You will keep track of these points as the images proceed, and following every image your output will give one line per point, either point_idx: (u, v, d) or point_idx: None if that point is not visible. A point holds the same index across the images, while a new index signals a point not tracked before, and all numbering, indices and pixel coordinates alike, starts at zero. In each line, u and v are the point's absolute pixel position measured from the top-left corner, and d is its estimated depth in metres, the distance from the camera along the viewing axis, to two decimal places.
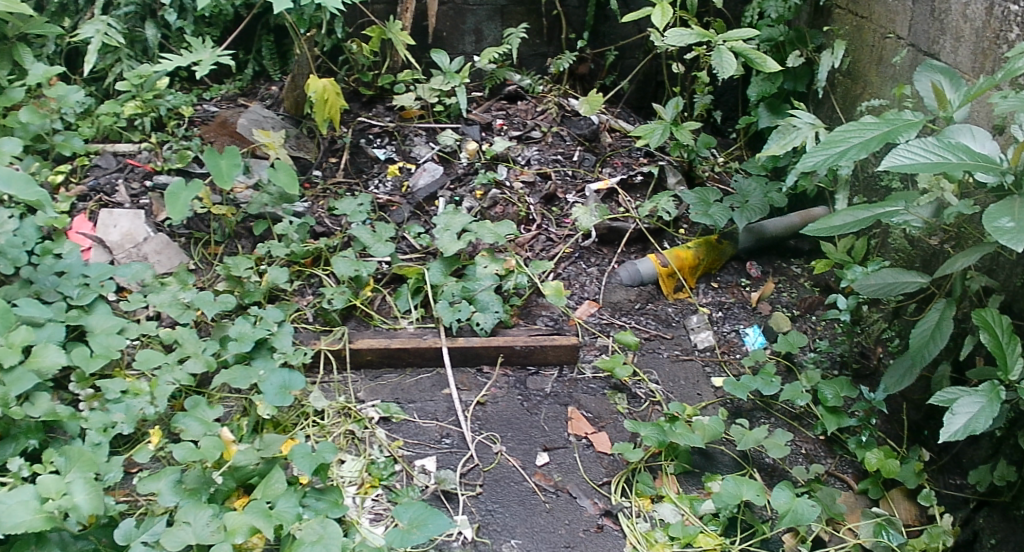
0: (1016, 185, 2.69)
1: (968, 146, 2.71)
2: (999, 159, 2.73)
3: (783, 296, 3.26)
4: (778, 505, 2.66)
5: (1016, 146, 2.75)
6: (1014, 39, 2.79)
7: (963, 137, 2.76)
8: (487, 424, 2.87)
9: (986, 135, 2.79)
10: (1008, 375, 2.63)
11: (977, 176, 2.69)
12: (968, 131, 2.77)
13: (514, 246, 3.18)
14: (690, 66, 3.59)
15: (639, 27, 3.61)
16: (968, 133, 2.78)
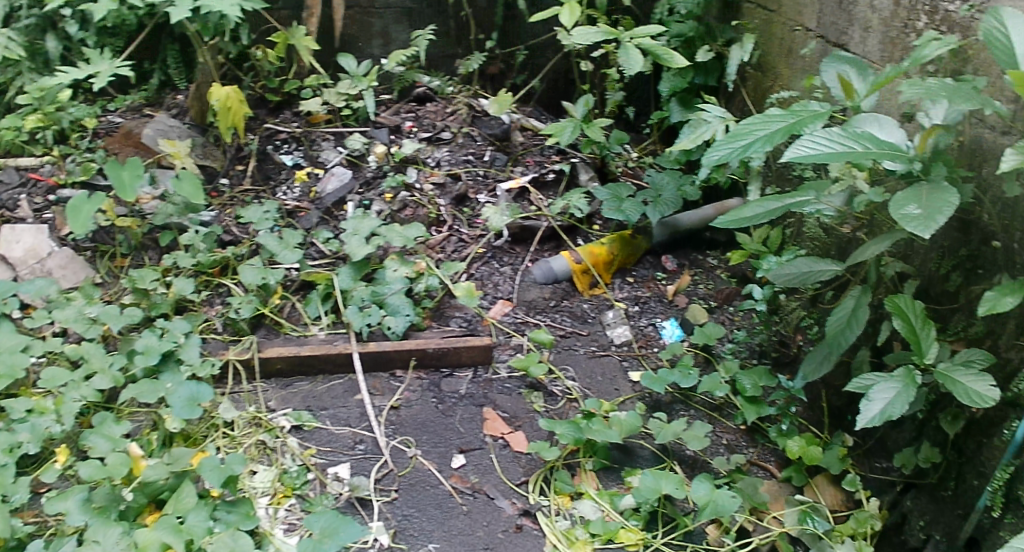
0: (925, 172, 2.74)
1: (873, 135, 2.73)
2: (906, 147, 2.78)
3: (700, 288, 3.27)
4: (698, 498, 2.67)
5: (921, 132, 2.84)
6: (922, 27, 2.85)
7: (869, 125, 2.80)
8: (401, 428, 2.83)
9: (893, 122, 2.83)
10: (923, 359, 2.73)
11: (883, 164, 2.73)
12: (874, 119, 2.80)
13: (425, 248, 3.14)
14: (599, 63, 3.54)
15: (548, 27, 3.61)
16: (875, 121, 2.81)
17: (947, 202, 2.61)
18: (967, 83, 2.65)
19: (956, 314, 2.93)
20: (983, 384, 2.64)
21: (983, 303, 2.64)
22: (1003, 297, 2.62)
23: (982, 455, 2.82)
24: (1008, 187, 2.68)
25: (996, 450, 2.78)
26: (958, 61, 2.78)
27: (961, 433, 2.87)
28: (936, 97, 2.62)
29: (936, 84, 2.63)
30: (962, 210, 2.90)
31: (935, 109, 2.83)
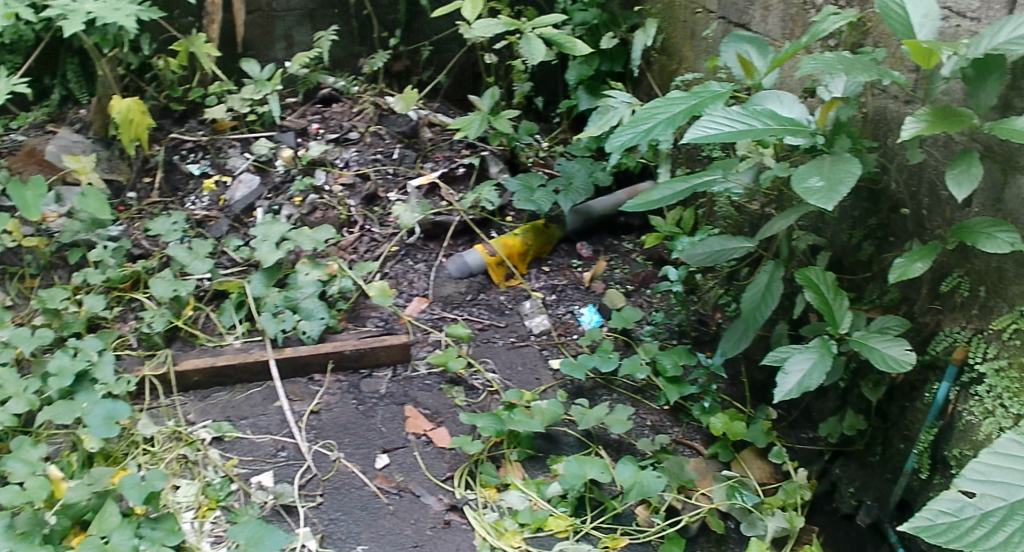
0: (828, 145, 2.70)
1: (773, 112, 2.67)
2: (807, 122, 2.72)
3: (616, 273, 3.29)
4: (623, 481, 2.68)
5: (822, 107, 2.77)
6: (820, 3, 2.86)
7: (770, 102, 2.73)
8: (322, 432, 2.82)
9: (794, 98, 2.76)
10: (838, 329, 2.70)
11: (786, 140, 2.66)
12: (775, 96, 2.74)
13: (337, 250, 3.13)
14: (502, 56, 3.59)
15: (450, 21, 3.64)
16: (776, 98, 2.74)
17: (850, 173, 2.54)
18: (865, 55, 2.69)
19: (870, 282, 2.99)
20: (899, 349, 2.67)
21: (894, 269, 2.68)
22: (912, 263, 2.65)
23: (906, 419, 2.89)
24: (911, 154, 2.68)
25: (919, 413, 2.85)
26: (857, 34, 2.90)
27: (884, 399, 2.95)
28: (835, 70, 2.63)
29: (833, 57, 2.65)
30: (870, 181, 2.95)
31: (835, 82, 2.78)
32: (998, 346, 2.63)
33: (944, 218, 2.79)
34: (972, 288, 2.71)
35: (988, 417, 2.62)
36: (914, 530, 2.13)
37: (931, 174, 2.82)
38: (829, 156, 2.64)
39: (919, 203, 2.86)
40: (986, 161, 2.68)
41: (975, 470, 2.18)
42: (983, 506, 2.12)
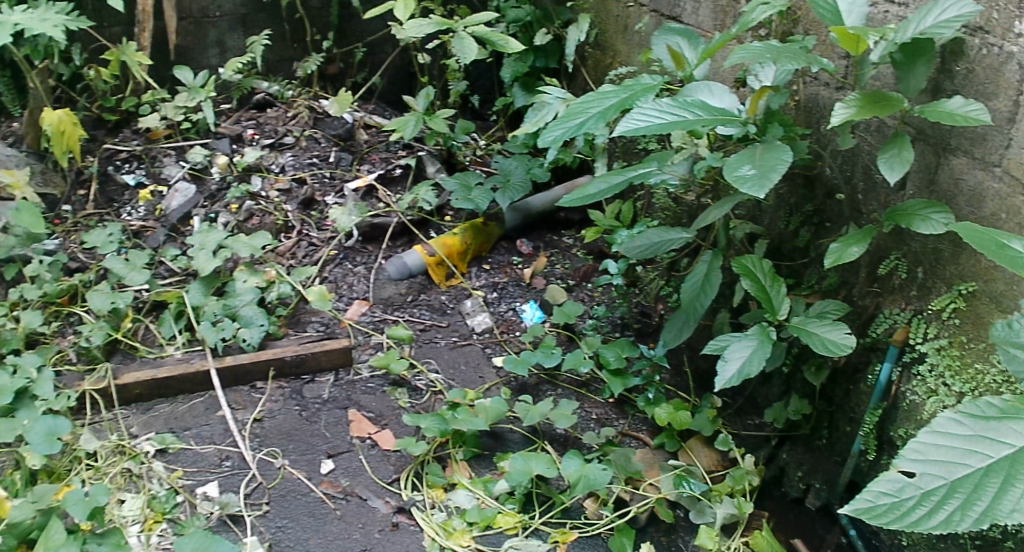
0: (760, 134, 2.63)
1: (704, 103, 2.60)
2: (738, 112, 2.65)
3: (557, 268, 3.30)
4: (569, 475, 2.68)
5: (751, 96, 2.70)
6: None
7: (700, 93, 2.65)
8: (266, 440, 2.80)
9: (725, 89, 2.69)
10: (776, 317, 2.62)
11: (718, 130, 2.59)
12: (705, 86, 2.66)
13: (274, 256, 3.12)
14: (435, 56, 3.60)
15: (383, 23, 3.65)
16: (706, 88, 2.67)
17: (781, 160, 2.46)
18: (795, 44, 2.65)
19: (809, 268, 3.00)
20: (839, 333, 2.62)
21: (829, 255, 2.63)
22: (848, 248, 2.60)
23: (851, 401, 2.92)
24: (842, 140, 2.64)
25: (863, 396, 2.88)
26: (788, 22, 2.89)
27: (827, 383, 2.97)
28: (763, 59, 2.58)
29: (761, 47, 2.60)
30: (805, 167, 2.95)
31: (763, 70, 2.72)
32: (938, 326, 2.68)
33: (879, 202, 2.80)
34: (909, 270, 2.75)
35: (932, 396, 2.66)
36: (855, 514, 2.01)
37: (866, 158, 2.82)
38: (761, 143, 2.56)
39: (854, 188, 2.86)
40: (919, 144, 2.72)
41: (915, 449, 2.03)
42: (924, 485, 1.99)
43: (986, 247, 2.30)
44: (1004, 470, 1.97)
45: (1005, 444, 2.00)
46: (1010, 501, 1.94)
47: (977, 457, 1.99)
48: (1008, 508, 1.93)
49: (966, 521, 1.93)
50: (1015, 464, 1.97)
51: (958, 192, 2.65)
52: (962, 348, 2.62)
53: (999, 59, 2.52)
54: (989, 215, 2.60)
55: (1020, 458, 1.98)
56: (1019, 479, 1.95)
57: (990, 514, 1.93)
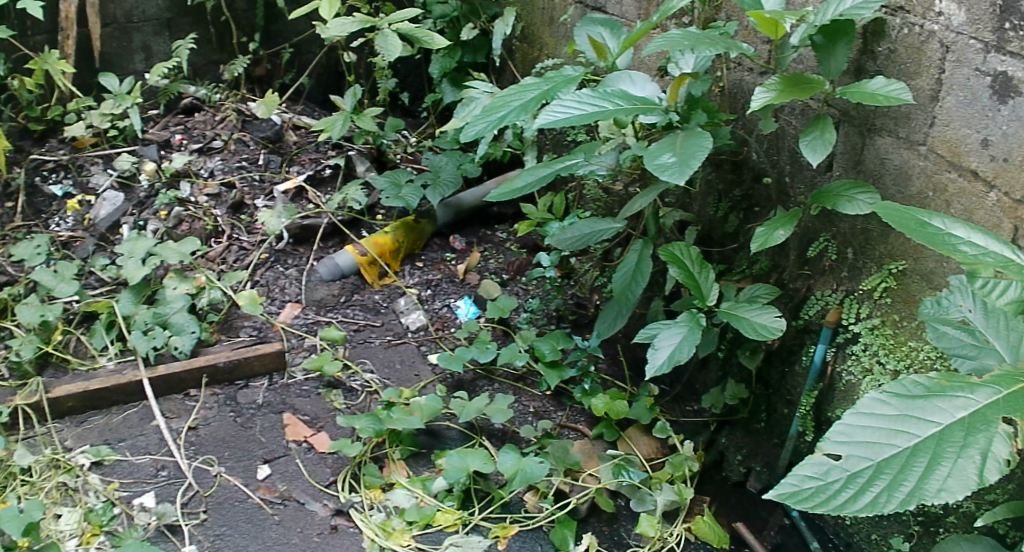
0: (683, 121, 2.60)
1: (625, 92, 2.58)
2: (659, 100, 2.62)
3: (491, 263, 3.31)
4: (506, 469, 2.66)
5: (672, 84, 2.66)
6: None
7: (621, 83, 2.63)
8: (202, 448, 2.76)
9: (646, 77, 2.67)
10: (706, 302, 2.62)
11: (639, 119, 2.57)
12: (626, 76, 2.64)
13: (204, 262, 3.09)
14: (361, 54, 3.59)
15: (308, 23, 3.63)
16: (627, 78, 2.64)
17: (701, 146, 2.46)
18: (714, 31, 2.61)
19: (739, 253, 3.01)
20: (768, 316, 2.61)
21: (756, 239, 2.61)
22: (774, 231, 2.59)
23: (787, 384, 2.92)
24: (764, 124, 2.61)
25: (798, 377, 2.89)
26: (710, 9, 2.87)
27: (763, 366, 2.97)
28: (682, 47, 2.52)
29: (681, 34, 2.54)
30: (732, 152, 2.96)
31: (684, 58, 2.68)
32: (870, 306, 2.68)
33: (806, 184, 2.80)
34: (839, 251, 2.75)
35: (868, 375, 2.65)
36: (780, 498, 1.96)
37: (791, 141, 2.81)
38: (682, 131, 2.55)
39: (781, 171, 2.86)
40: (843, 125, 2.73)
41: (840, 431, 1.98)
42: (850, 468, 1.93)
43: (905, 226, 2.21)
44: (930, 450, 1.90)
45: (932, 422, 1.93)
46: (936, 480, 1.87)
47: (903, 437, 1.93)
48: (933, 488, 1.86)
49: (891, 502, 1.87)
50: (941, 443, 1.90)
51: (884, 171, 2.66)
52: (895, 327, 2.63)
53: (919, 38, 2.52)
54: (916, 194, 2.60)
55: (947, 436, 1.90)
56: (946, 457, 1.88)
57: (916, 495, 1.86)
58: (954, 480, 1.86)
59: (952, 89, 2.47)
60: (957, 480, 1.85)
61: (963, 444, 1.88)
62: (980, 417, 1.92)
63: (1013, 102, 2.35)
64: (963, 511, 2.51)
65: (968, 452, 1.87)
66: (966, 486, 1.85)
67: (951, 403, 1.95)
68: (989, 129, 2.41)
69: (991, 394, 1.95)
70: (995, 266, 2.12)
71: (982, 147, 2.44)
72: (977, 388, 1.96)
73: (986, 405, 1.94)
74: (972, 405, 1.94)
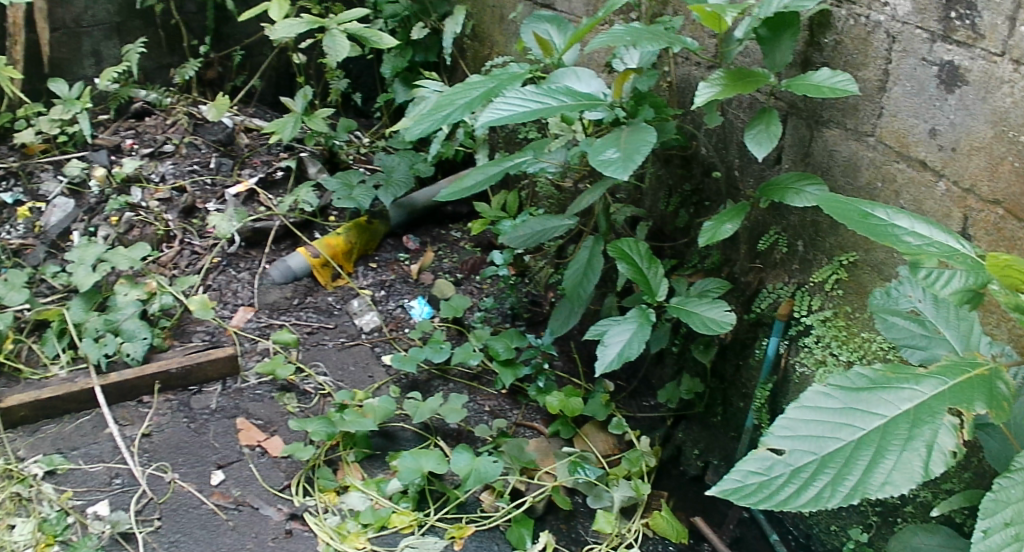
0: (628, 118, 2.61)
1: (569, 88, 2.56)
2: (604, 96, 2.61)
3: (444, 262, 3.36)
4: (459, 469, 2.63)
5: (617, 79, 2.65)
6: None
7: (567, 79, 2.61)
8: (155, 455, 2.72)
9: (591, 73, 2.66)
10: (655, 298, 2.62)
11: (584, 115, 2.55)
12: (571, 72, 2.62)
13: (156, 267, 3.07)
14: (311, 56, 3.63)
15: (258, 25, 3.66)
16: (573, 74, 2.63)
17: (645, 141, 2.45)
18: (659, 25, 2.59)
19: (691, 247, 3.01)
20: (719, 311, 2.60)
21: (705, 233, 2.61)
22: (722, 224, 2.59)
23: (741, 378, 2.93)
24: (710, 118, 2.60)
25: (753, 370, 2.88)
26: (657, 4, 2.86)
27: (718, 360, 2.97)
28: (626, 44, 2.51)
29: (624, 30, 2.51)
30: (682, 147, 2.96)
31: (630, 53, 2.67)
32: (822, 298, 2.67)
33: (755, 177, 2.81)
34: (790, 243, 2.75)
35: (821, 367, 2.63)
36: (722, 494, 1.91)
37: (739, 134, 2.82)
38: (627, 126, 2.55)
39: (730, 165, 2.87)
40: (791, 118, 2.70)
41: (783, 425, 1.94)
42: (793, 462, 1.89)
43: (846, 217, 2.13)
44: (874, 443, 1.87)
45: (876, 415, 1.90)
46: (881, 473, 1.84)
47: (848, 430, 1.90)
48: (878, 482, 1.83)
49: (836, 497, 1.84)
50: (886, 435, 1.87)
51: (833, 163, 2.63)
52: (847, 319, 2.62)
53: (864, 29, 2.49)
54: (865, 185, 2.58)
55: (892, 428, 1.87)
56: (891, 450, 1.85)
57: (860, 489, 1.83)
58: (898, 473, 1.83)
59: (899, 79, 2.44)
60: (902, 473, 1.83)
61: (908, 437, 1.86)
62: (925, 408, 1.88)
63: (960, 90, 2.33)
64: (920, 501, 2.51)
65: (913, 444, 1.85)
66: (911, 479, 1.82)
67: (896, 395, 1.92)
68: (936, 119, 2.39)
69: (936, 385, 1.92)
70: (939, 256, 2.04)
71: (930, 137, 2.41)
72: (922, 379, 1.93)
73: (932, 397, 1.90)
74: (917, 397, 1.91)
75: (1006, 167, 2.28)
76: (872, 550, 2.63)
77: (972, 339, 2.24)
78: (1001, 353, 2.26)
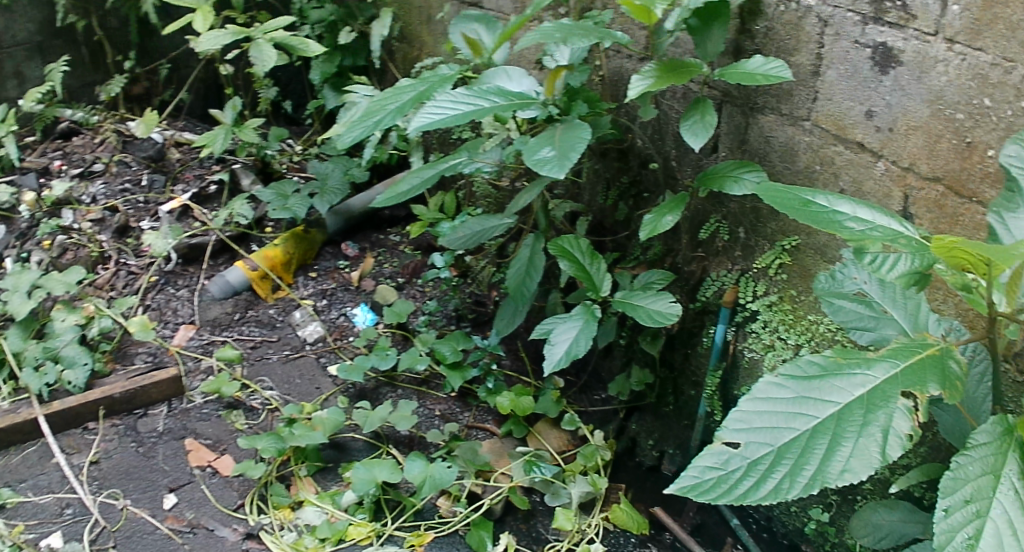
0: (562, 115, 2.59)
1: (500, 88, 2.52)
2: (537, 94, 2.59)
3: (385, 268, 3.36)
4: (414, 477, 2.59)
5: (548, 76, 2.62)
6: None
7: (498, 79, 2.59)
8: (105, 482, 2.65)
9: (522, 72, 2.64)
10: (600, 293, 2.61)
11: (517, 115, 2.52)
12: (502, 71, 2.60)
13: (93, 290, 3.02)
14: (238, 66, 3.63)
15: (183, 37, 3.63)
16: (504, 74, 2.60)
17: (580, 138, 2.44)
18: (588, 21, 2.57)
19: (632, 240, 3.01)
20: (664, 303, 2.60)
21: (645, 227, 2.59)
22: (662, 217, 2.57)
23: (691, 366, 2.94)
24: (644, 111, 2.58)
25: (702, 358, 2.89)
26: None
27: (666, 349, 2.98)
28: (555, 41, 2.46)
29: (553, 27, 2.46)
30: (617, 140, 2.95)
31: (559, 49, 2.65)
32: (767, 283, 2.68)
33: (692, 166, 2.81)
34: (731, 231, 2.76)
35: (770, 351, 2.63)
36: (680, 492, 1.85)
37: (674, 125, 2.82)
38: (561, 123, 2.53)
39: (667, 156, 2.87)
40: (726, 106, 2.69)
41: (737, 418, 1.88)
42: (750, 455, 1.85)
43: (788, 206, 2.03)
44: (830, 430, 1.84)
45: (830, 402, 1.87)
46: (839, 461, 1.81)
47: (802, 419, 1.86)
48: (836, 470, 1.80)
49: (795, 488, 1.80)
50: (841, 423, 1.84)
51: (770, 149, 2.63)
52: (793, 302, 2.63)
53: (796, 15, 2.48)
54: (803, 169, 2.57)
55: (846, 415, 1.84)
56: (847, 437, 1.83)
57: (818, 479, 1.80)
58: (856, 459, 1.81)
59: (832, 63, 2.44)
60: (860, 460, 1.81)
61: (863, 423, 1.83)
62: (878, 393, 1.85)
63: (895, 71, 2.32)
64: (878, 478, 2.52)
65: (869, 430, 1.82)
66: (868, 465, 1.80)
67: (849, 381, 1.88)
68: (872, 100, 2.39)
69: (888, 369, 1.89)
70: (884, 241, 1.96)
71: (867, 119, 2.41)
72: (873, 364, 1.90)
73: (885, 381, 1.87)
74: (869, 382, 1.87)
75: (943, 144, 2.29)
76: (834, 529, 2.64)
77: (920, 318, 2.21)
78: (951, 329, 2.25)
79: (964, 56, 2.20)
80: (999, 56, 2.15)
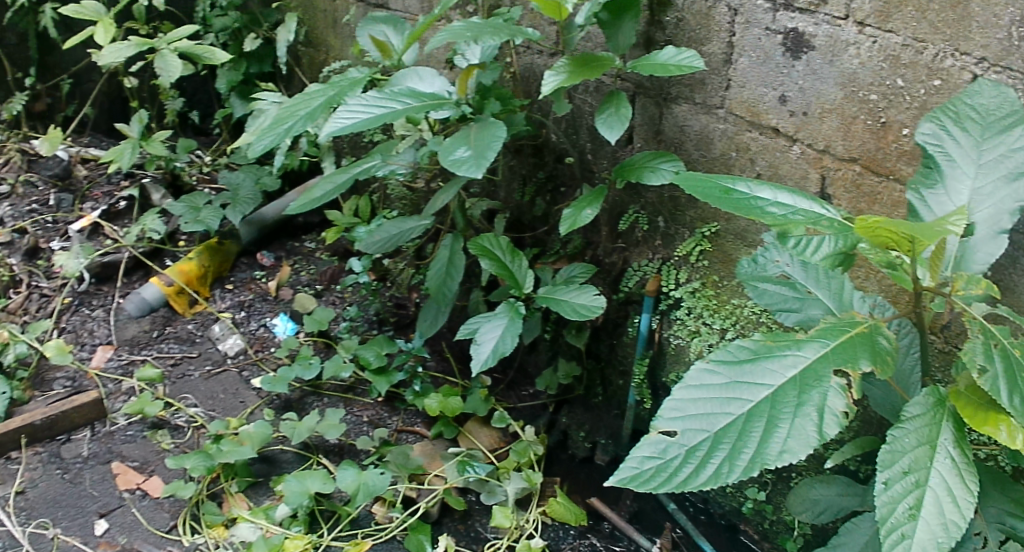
0: (475, 114, 2.59)
1: (412, 89, 2.51)
2: (449, 94, 2.57)
3: (302, 276, 3.32)
4: (347, 486, 2.56)
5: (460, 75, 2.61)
6: None
7: (408, 80, 2.57)
8: (33, 512, 2.55)
9: (433, 72, 2.62)
10: (522, 290, 2.63)
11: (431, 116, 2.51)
12: (413, 73, 2.58)
13: (5, 315, 2.93)
14: (143, 78, 3.56)
15: (84, 51, 3.53)
16: (415, 75, 2.59)
17: (495, 137, 2.43)
18: (498, 18, 2.57)
19: (552, 234, 3.03)
20: (587, 296, 2.61)
21: (565, 221, 2.59)
22: (581, 211, 2.58)
23: (617, 355, 2.99)
24: (557, 106, 2.60)
25: (628, 347, 2.94)
26: None
27: (591, 341, 3.02)
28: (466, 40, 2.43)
29: (463, 26, 2.43)
30: (531, 136, 2.96)
31: (469, 48, 2.65)
32: (688, 270, 2.72)
33: (608, 159, 2.85)
34: (650, 220, 2.79)
35: (695, 337, 2.66)
36: (621, 484, 1.86)
37: (588, 119, 2.86)
38: (475, 123, 2.52)
39: (582, 150, 2.90)
40: (639, 97, 2.72)
41: (672, 407, 1.90)
42: (687, 442, 1.86)
43: (707, 194, 2.03)
44: (766, 413, 1.86)
45: (762, 386, 1.89)
46: (777, 442, 1.83)
47: (736, 404, 1.88)
48: (775, 451, 1.82)
49: (735, 472, 1.81)
50: (776, 405, 1.86)
51: (685, 138, 2.67)
52: (716, 287, 2.67)
53: (706, 4, 2.51)
54: (719, 156, 2.62)
55: (781, 397, 1.86)
56: (783, 418, 1.85)
57: (758, 461, 1.82)
58: (794, 439, 1.83)
59: (744, 50, 2.48)
60: (798, 440, 1.83)
61: (798, 403, 1.85)
62: (810, 373, 1.88)
63: (807, 56, 2.36)
64: (812, 454, 2.58)
65: (804, 410, 1.85)
66: (806, 445, 1.82)
67: (780, 363, 1.91)
68: (785, 86, 2.43)
69: (819, 348, 1.92)
70: (806, 224, 1.97)
71: (780, 104, 2.45)
72: (803, 344, 1.92)
73: (816, 360, 1.90)
74: (801, 362, 1.90)
75: (858, 125, 2.33)
76: (771, 507, 2.70)
77: (844, 297, 2.25)
78: (876, 305, 2.28)
79: (876, 38, 2.24)
80: (911, 36, 2.20)
